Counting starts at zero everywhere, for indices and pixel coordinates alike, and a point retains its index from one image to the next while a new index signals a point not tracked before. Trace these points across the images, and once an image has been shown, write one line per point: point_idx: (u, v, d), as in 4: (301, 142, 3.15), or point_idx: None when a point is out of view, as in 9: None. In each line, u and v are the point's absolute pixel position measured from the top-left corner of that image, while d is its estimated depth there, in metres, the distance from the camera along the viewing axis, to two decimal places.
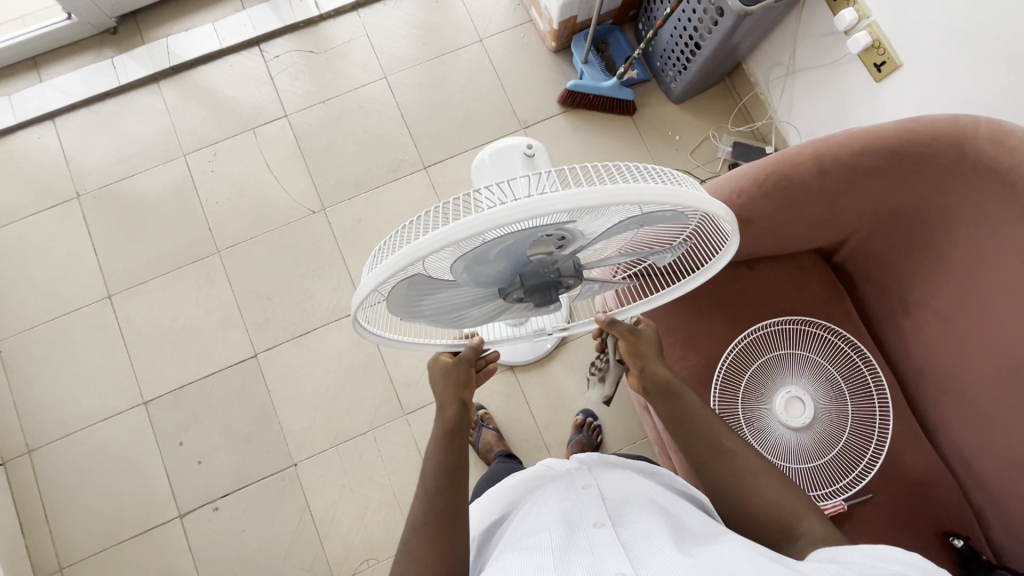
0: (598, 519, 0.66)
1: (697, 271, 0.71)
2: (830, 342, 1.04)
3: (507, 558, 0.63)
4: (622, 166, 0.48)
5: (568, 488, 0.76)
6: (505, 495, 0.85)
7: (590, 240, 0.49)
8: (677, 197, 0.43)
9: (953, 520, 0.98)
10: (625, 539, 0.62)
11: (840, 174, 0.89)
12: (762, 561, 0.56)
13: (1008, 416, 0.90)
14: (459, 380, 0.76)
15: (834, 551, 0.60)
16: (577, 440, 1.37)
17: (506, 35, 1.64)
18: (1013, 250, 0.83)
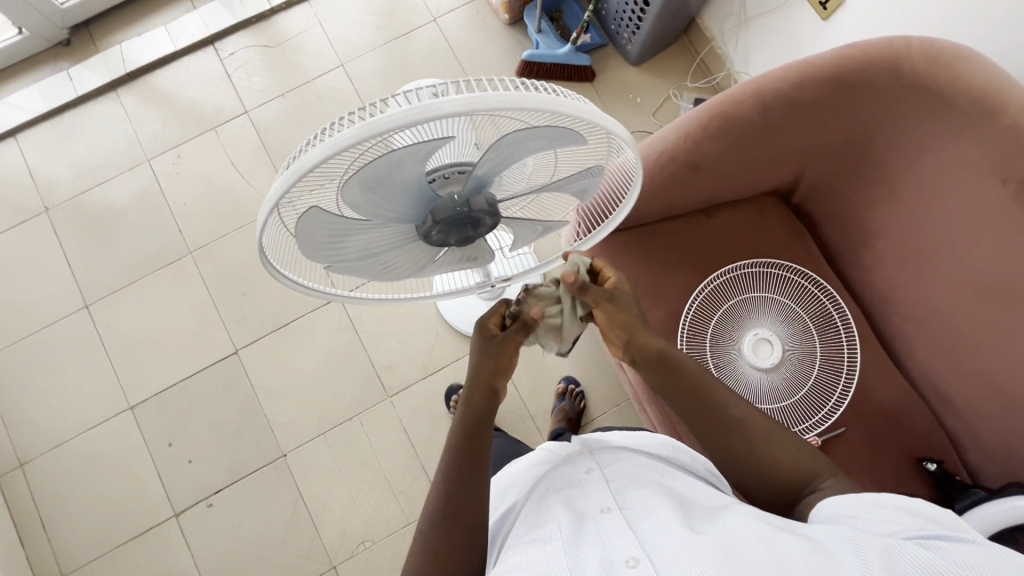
0: (604, 505, 0.66)
1: (621, 202, 0.69)
2: (794, 282, 1.05)
3: (517, 552, 0.63)
4: (514, 84, 0.47)
5: (571, 476, 0.76)
6: (508, 487, 0.83)
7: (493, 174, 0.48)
8: (559, 103, 0.41)
9: (927, 445, 0.99)
10: (631, 520, 0.61)
11: (782, 109, 0.89)
12: (773, 532, 0.56)
13: (969, 336, 0.90)
14: (496, 364, 0.75)
15: (838, 502, 0.62)
16: (561, 408, 1.38)
17: (459, 13, 1.63)
18: (958, 166, 0.83)
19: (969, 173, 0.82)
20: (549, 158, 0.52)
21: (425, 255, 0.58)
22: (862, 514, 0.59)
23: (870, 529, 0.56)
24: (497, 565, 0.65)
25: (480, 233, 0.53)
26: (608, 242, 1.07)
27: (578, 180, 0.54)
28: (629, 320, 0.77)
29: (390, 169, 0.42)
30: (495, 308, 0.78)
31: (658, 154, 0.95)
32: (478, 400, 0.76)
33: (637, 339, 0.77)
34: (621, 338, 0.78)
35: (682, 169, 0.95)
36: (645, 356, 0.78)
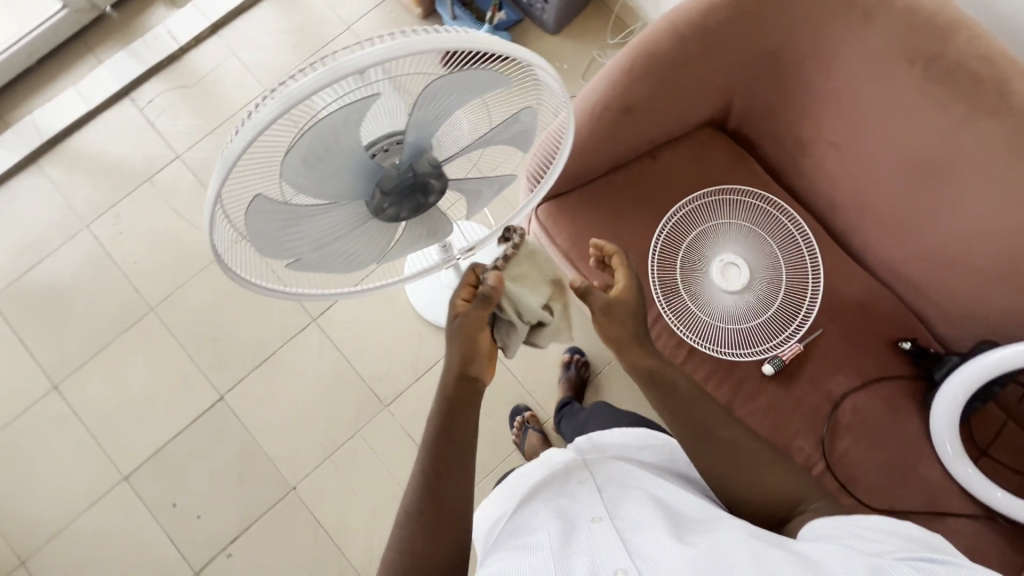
0: (594, 514, 0.68)
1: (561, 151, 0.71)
2: (746, 204, 1.10)
3: (503, 555, 0.65)
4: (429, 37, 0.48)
5: (564, 485, 0.77)
6: (505, 486, 0.85)
7: (427, 132, 0.49)
8: (468, 39, 0.43)
9: (898, 327, 1.05)
10: (623, 535, 0.64)
11: (698, 39, 0.91)
12: (763, 547, 0.60)
13: (911, 215, 0.96)
14: (463, 345, 0.73)
15: (832, 521, 0.65)
16: (567, 379, 1.41)
17: (372, 17, 1.63)
18: (868, 60, 0.87)
19: (880, 64, 0.86)
20: (478, 109, 0.53)
21: (385, 235, 0.59)
22: (849, 532, 0.63)
23: (861, 548, 0.60)
24: (483, 565, 0.68)
25: (431, 200, 0.54)
26: (563, 203, 1.09)
27: (511, 127, 0.55)
28: (624, 331, 0.77)
29: (324, 140, 0.43)
30: (467, 276, 0.76)
31: (589, 108, 0.97)
32: (462, 390, 0.73)
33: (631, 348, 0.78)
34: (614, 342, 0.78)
35: (617, 117, 0.97)
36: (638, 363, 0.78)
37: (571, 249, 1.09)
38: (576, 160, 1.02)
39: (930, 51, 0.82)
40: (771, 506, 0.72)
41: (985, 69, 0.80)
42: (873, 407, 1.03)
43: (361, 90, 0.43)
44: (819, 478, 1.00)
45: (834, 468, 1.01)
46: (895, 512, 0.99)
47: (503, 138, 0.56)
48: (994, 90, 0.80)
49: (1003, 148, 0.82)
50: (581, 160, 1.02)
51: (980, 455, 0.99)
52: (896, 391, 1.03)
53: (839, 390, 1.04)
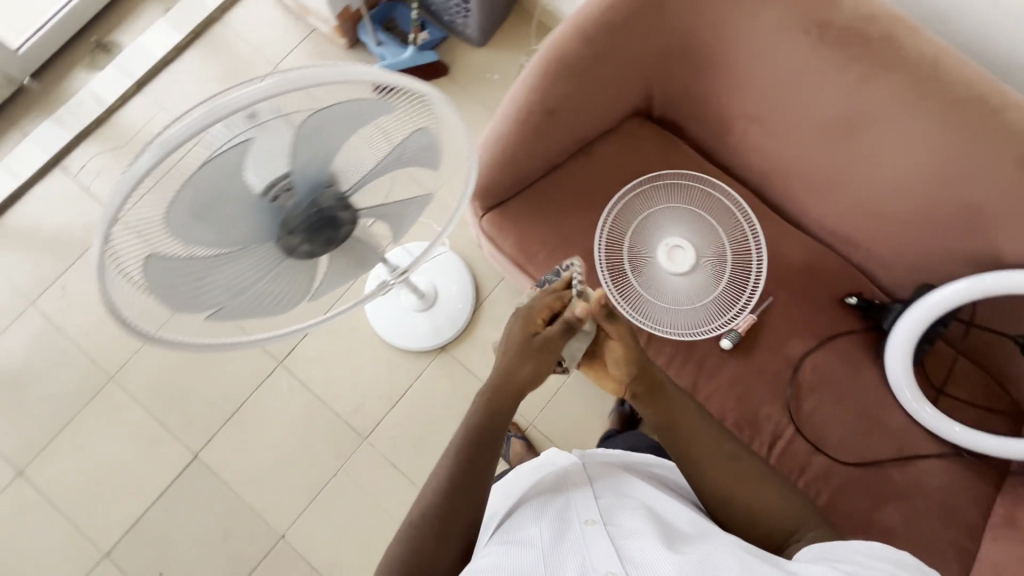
0: (588, 516, 0.68)
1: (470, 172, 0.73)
2: (682, 186, 1.12)
3: (493, 549, 0.65)
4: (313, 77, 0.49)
5: (560, 485, 0.78)
6: (500, 487, 0.85)
7: (321, 167, 0.50)
8: (342, 73, 0.44)
9: (844, 283, 1.08)
10: (616, 538, 0.64)
11: (605, 36, 0.92)
12: (754, 562, 0.61)
13: (834, 175, 0.99)
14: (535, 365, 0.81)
15: (827, 545, 0.67)
16: (617, 413, 1.37)
17: (297, 54, 1.63)
18: (768, 34, 0.89)
19: (780, 37, 0.89)
20: (375, 135, 0.53)
21: (303, 275, 0.59)
22: (848, 558, 0.65)
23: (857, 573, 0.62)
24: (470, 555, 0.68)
25: (340, 233, 0.55)
26: (505, 211, 1.10)
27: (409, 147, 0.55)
28: (633, 361, 0.83)
29: (211, 180, 0.44)
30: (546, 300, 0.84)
31: (512, 116, 0.98)
32: (508, 401, 0.80)
33: (639, 375, 0.83)
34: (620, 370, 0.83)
35: (541, 120, 0.98)
36: (641, 387, 0.83)
37: (520, 256, 1.09)
38: (509, 167, 1.03)
39: (823, 19, 0.85)
40: (770, 529, 0.76)
41: (875, 29, 0.84)
42: (832, 364, 1.05)
43: (243, 132, 0.43)
44: (791, 442, 1.03)
45: (803, 429, 1.03)
46: (867, 462, 1.02)
47: (404, 158, 0.57)
48: (886, 47, 0.84)
49: (905, 101, 0.85)
50: (514, 167, 1.03)
51: (937, 395, 1.02)
52: (851, 346, 1.06)
53: (798, 353, 1.06)
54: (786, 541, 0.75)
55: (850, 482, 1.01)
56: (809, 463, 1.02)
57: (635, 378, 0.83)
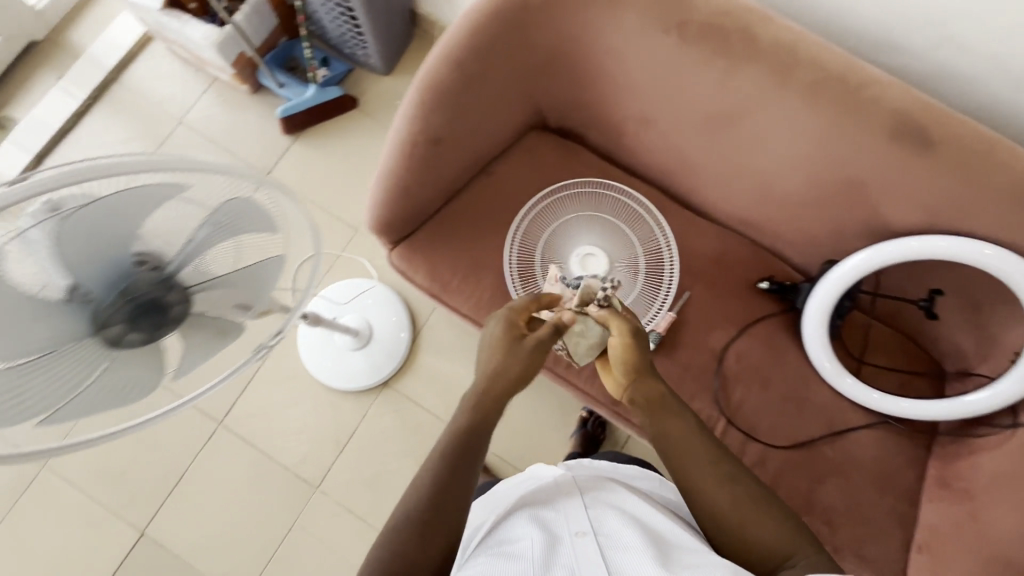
0: (579, 528, 0.68)
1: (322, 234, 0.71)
2: (586, 193, 1.11)
3: (482, 560, 0.64)
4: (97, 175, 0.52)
5: (551, 497, 0.77)
6: (488, 499, 0.84)
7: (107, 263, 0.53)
8: (85, 174, 0.46)
9: (756, 269, 1.09)
10: (606, 550, 0.64)
11: (474, 60, 0.92)
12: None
13: (722, 165, 1.00)
14: (523, 361, 0.77)
15: None
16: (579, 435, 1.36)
17: (201, 105, 1.60)
18: (632, 39, 0.90)
19: (644, 40, 0.89)
20: (182, 210, 0.54)
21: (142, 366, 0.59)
22: None
23: None
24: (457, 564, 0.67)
25: (156, 321, 0.56)
26: (413, 243, 1.08)
27: (224, 215, 0.56)
28: (637, 364, 0.80)
29: None
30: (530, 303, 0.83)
31: (398, 149, 0.97)
32: None
33: (640, 379, 0.79)
34: (625, 374, 0.80)
35: (427, 149, 0.97)
36: (641, 395, 0.79)
37: (434, 286, 1.08)
38: (406, 200, 1.02)
39: (680, 18, 0.86)
40: (758, 551, 0.69)
41: (729, 22, 0.85)
42: (755, 350, 1.06)
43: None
44: (725, 434, 1.03)
45: (735, 420, 1.03)
46: (800, 443, 1.02)
47: (226, 227, 0.57)
48: (742, 38, 0.85)
49: (766, 89, 0.86)
50: (411, 199, 1.02)
51: (859, 366, 1.03)
52: (771, 330, 1.07)
53: (720, 343, 1.06)
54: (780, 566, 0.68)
55: (787, 465, 1.01)
56: (744, 453, 1.02)
57: (638, 386, 0.79)
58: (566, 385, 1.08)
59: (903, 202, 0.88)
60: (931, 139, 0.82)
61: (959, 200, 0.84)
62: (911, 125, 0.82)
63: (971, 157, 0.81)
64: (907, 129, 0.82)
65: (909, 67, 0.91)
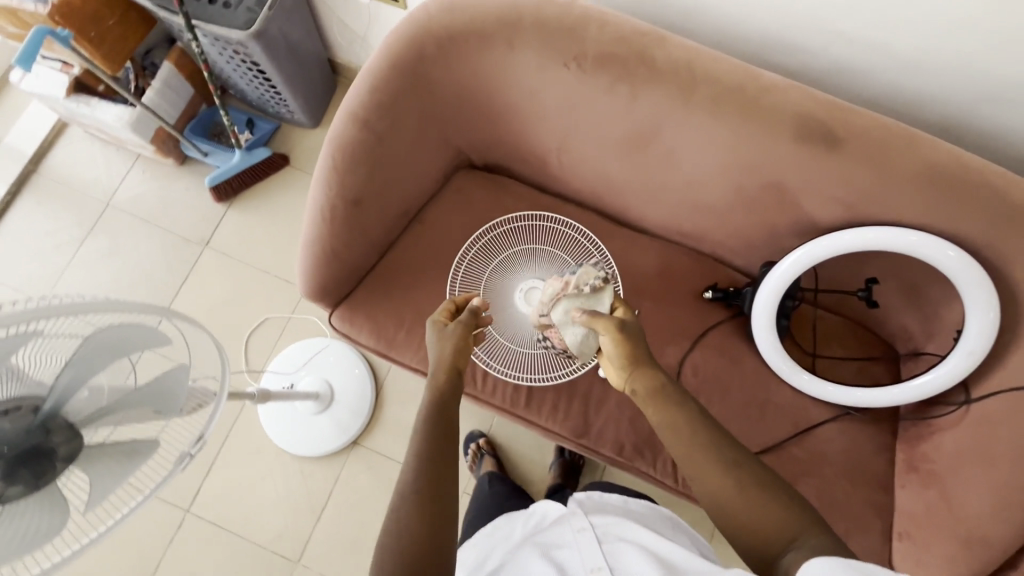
0: (593, 565, 0.64)
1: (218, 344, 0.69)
2: (521, 226, 1.08)
3: None
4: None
5: (560, 531, 0.71)
6: (498, 537, 0.80)
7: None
8: None
9: (701, 278, 1.09)
10: None
11: (380, 117, 0.91)
12: None
13: (648, 183, 1.00)
14: (456, 345, 0.79)
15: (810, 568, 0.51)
16: (558, 465, 1.34)
17: (128, 184, 1.55)
18: (534, 75, 0.89)
19: (546, 75, 0.89)
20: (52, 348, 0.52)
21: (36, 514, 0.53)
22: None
23: None
24: None
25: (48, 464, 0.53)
26: (353, 303, 1.05)
27: (94, 345, 0.54)
28: (630, 355, 0.77)
29: None
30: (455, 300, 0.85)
31: (319, 214, 0.95)
32: None
33: (637, 370, 0.76)
34: (622, 365, 0.77)
35: (348, 211, 0.95)
36: (638, 383, 0.75)
37: (381, 345, 1.04)
38: (336, 263, 0.99)
39: (577, 48, 0.85)
40: (761, 539, 0.61)
41: (624, 47, 0.85)
42: (710, 360, 1.05)
43: None
44: None
45: None
46: (769, 448, 1.01)
47: (100, 355, 0.55)
48: (639, 62, 0.85)
49: (675, 108, 0.86)
50: (342, 262, 0.99)
51: (813, 361, 1.03)
52: (725, 337, 1.06)
53: (676, 358, 1.05)
54: (789, 548, 0.59)
55: None
56: None
57: (635, 374, 0.76)
58: (528, 425, 1.05)
59: (825, 199, 0.88)
60: (838, 137, 0.82)
61: (876, 192, 0.84)
62: (816, 126, 0.82)
63: (878, 149, 0.82)
64: (816, 129, 0.82)
65: (810, 66, 0.92)
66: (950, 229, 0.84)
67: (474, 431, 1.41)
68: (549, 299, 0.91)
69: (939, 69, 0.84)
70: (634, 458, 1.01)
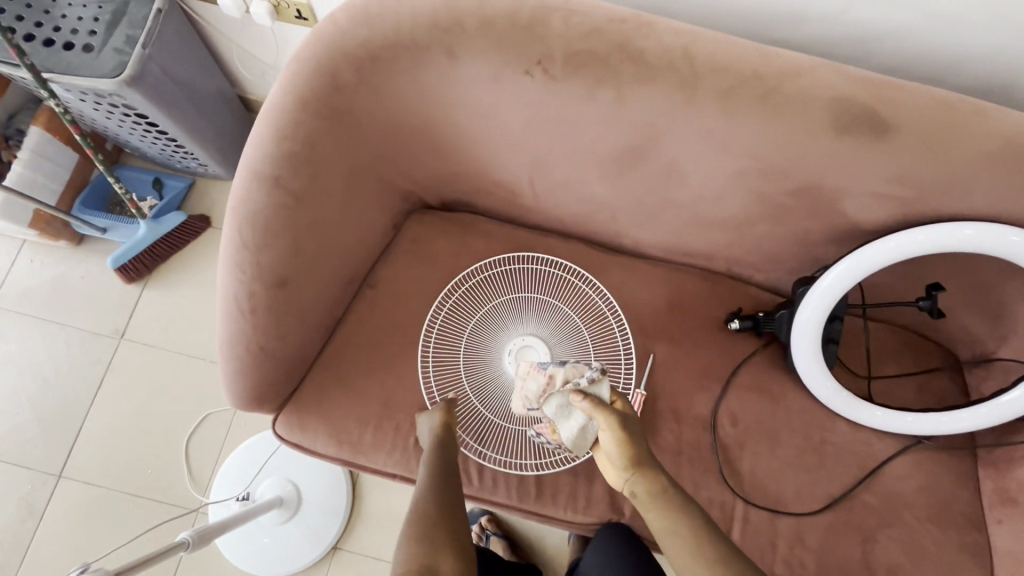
0: None
1: None
2: (499, 274, 0.89)
3: None
4: None
5: None
6: None
7: None
8: None
9: (720, 304, 0.90)
10: None
11: (294, 171, 0.69)
12: None
13: (644, 203, 0.81)
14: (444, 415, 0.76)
15: None
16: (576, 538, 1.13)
17: (13, 277, 1.27)
18: (488, 90, 0.69)
19: (503, 87, 0.69)
20: None
21: None
22: None
23: None
24: None
25: None
26: (301, 402, 0.83)
27: None
28: (634, 455, 0.65)
29: None
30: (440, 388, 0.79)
31: (236, 305, 0.72)
32: None
33: (640, 472, 0.64)
34: (623, 468, 0.65)
35: (272, 297, 0.73)
36: (641, 489, 0.64)
37: (343, 452, 0.82)
38: (269, 361, 0.77)
39: (540, 50, 0.66)
40: None
41: (600, 40, 0.65)
42: (748, 404, 0.86)
43: None
44: (749, 518, 0.82)
45: (754, 497, 0.83)
46: (835, 500, 0.83)
47: None
48: (623, 57, 0.65)
49: (674, 110, 0.67)
50: (277, 357, 0.77)
51: (869, 385, 0.86)
52: (759, 371, 0.88)
53: (708, 408, 0.86)
54: None
55: (829, 535, 0.81)
56: (777, 538, 0.81)
57: (638, 479, 0.64)
58: (543, 520, 0.84)
59: (871, 197, 0.70)
60: (883, 121, 0.65)
61: (933, 183, 0.67)
62: (854, 110, 0.65)
63: (933, 129, 0.65)
64: (853, 115, 0.65)
65: (823, 36, 0.75)
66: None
67: (475, 510, 1.22)
68: (535, 398, 0.73)
69: (990, 21, 0.67)
70: None
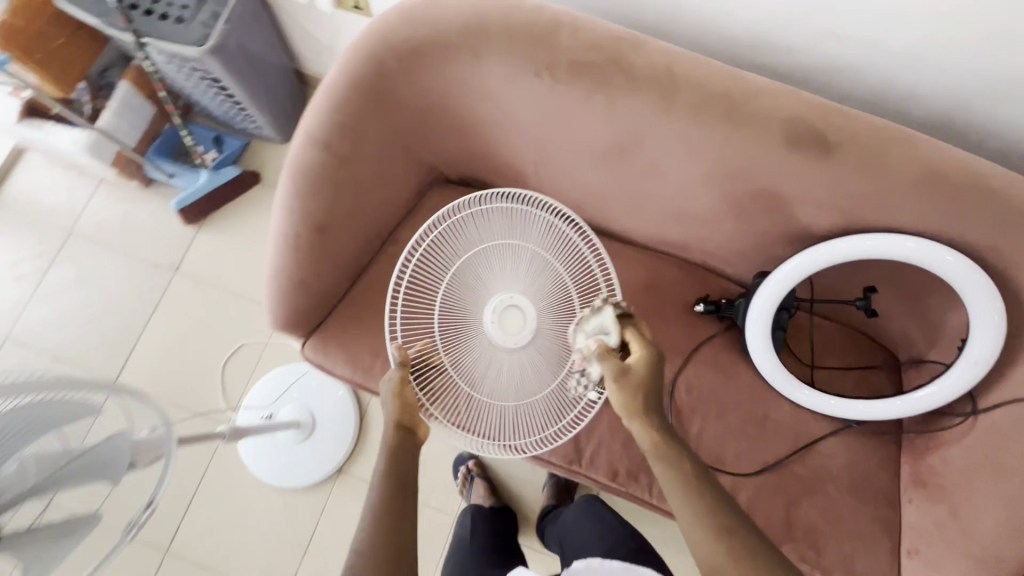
0: None
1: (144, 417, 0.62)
2: (490, 214, 0.90)
3: None
4: None
5: None
6: None
7: None
8: None
9: (692, 290, 1.04)
10: None
11: (340, 137, 0.85)
12: None
13: (630, 194, 0.94)
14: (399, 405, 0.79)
15: None
16: (549, 486, 1.28)
17: (91, 207, 1.48)
18: (505, 86, 0.84)
19: (518, 85, 0.83)
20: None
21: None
22: None
23: None
24: None
25: None
26: (326, 332, 0.99)
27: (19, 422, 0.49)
28: (634, 402, 0.71)
29: None
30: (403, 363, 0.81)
31: (284, 242, 0.89)
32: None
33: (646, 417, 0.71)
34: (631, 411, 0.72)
35: (313, 238, 0.89)
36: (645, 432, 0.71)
37: (357, 375, 0.98)
38: (305, 291, 0.93)
39: (549, 57, 0.80)
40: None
41: (599, 54, 0.79)
42: (703, 377, 1.00)
43: None
44: None
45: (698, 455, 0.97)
46: (768, 466, 0.96)
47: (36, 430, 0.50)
48: (616, 68, 0.79)
49: (656, 116, 0.80)
50: (312, 290, 0.94)
51: (812, 372, 0.99)
52: (718, 351, 1.01)
53: (668, 376, 1.00)
54: None
55: (758, 494, 0.95)
56: None
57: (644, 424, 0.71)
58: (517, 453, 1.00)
59: (819, 206, 0.83)
60: (830, 142, 0.77)
61: (869, 200, 0.80)
62: (806, 130, 0.77)
63: (872, 152, 0.77)
64: (804, 135, 0.77)
65: (798, 64, 0.87)
66: (950, 234, 0.79)
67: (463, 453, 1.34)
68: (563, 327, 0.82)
69: (939, 66, 0.79)
70: (628, 483, 0.97)
